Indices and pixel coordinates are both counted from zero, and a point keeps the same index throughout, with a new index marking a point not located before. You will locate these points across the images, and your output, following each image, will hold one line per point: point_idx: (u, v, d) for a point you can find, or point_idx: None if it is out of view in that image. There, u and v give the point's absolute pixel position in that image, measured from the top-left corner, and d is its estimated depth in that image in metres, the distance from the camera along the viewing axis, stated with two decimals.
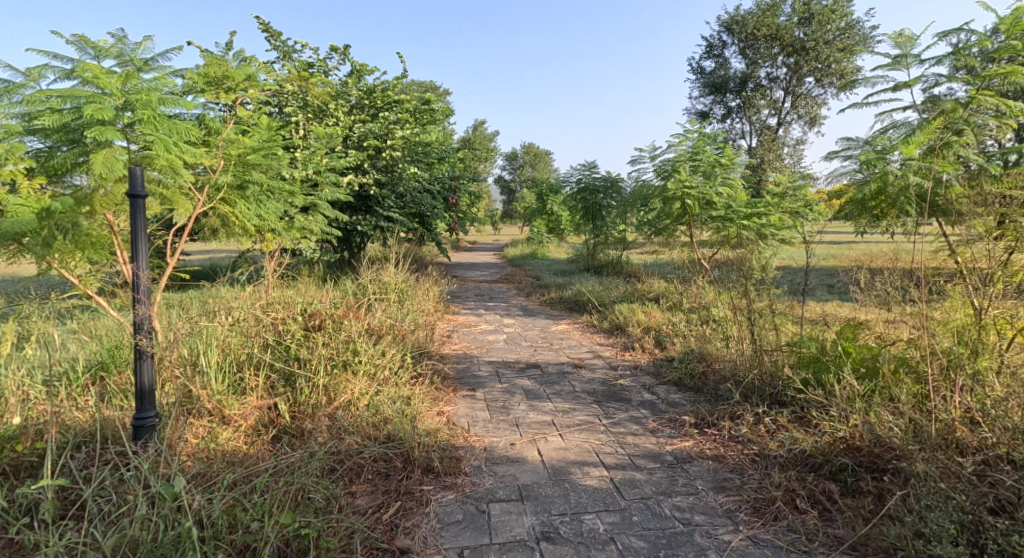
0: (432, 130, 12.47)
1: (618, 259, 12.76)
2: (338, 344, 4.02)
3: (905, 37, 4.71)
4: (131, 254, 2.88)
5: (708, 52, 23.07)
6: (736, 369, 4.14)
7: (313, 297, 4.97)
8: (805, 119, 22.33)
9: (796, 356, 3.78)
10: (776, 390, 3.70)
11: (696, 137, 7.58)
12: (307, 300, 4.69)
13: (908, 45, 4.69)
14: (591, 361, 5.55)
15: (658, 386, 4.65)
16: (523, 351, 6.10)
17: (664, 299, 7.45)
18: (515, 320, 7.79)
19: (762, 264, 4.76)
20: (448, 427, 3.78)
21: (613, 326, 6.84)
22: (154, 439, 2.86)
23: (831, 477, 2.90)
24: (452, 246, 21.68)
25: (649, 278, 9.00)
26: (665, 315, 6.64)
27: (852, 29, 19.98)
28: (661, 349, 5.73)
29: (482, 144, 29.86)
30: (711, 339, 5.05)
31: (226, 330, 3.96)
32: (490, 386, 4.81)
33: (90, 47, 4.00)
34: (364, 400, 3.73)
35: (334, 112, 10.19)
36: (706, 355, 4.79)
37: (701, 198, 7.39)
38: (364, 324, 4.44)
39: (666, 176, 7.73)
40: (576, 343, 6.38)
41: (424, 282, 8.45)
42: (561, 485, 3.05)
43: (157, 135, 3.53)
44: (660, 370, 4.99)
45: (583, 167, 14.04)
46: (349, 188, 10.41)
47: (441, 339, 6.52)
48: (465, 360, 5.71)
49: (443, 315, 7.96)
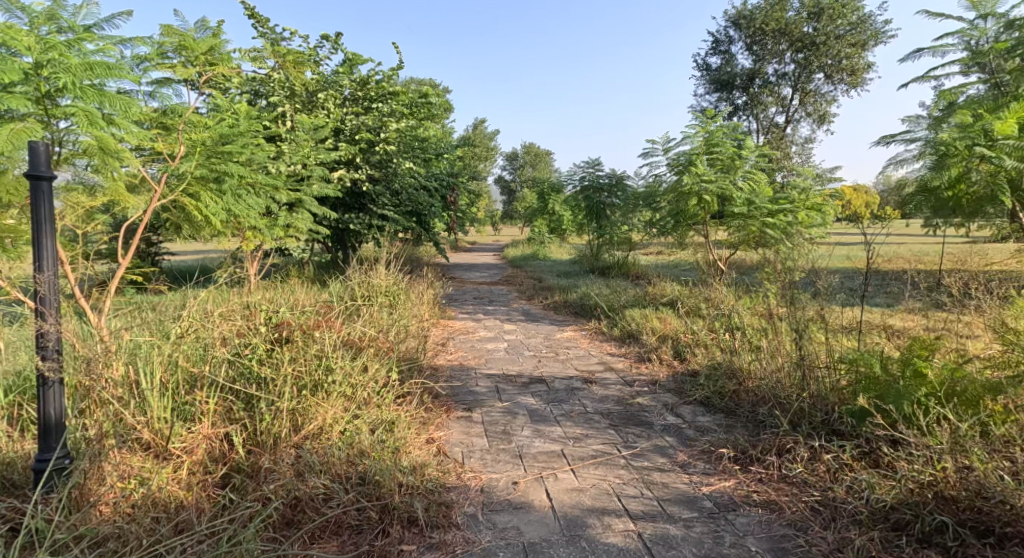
0: (429, 124, 11.86)
1: (624, 260, 12.16)
2: (310, 359, 3.41)
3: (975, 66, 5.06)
4: (33, 255, 2.29)
5: (713, 48, 22.47)
6: (777, 389, 3.53)
7: (286, 303, 4.35)
8: (813, 117, 21.77)
9: (854, 377, 3.17)
10: (829, 417, 3.09)
11: (713, 128, 6.96)
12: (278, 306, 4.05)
13: None
14: (602, 375, 4.95)
15: (681, 407, 4.03)
16: (525, 362, 5.48)
17: (679, 305, 6.84)
18: (517, 326, 7.18)
19: (801, 266, 4.15)
20: (438, 461, 3.17)
21: (624, 334, 6.22)
22: (59, 486, 2.34)
23: (923, 539, 2.30)
24: (451, 246, 21.11)
25: (660, 281, 8.39)
26: (683, 323, 6.03)
27: (864, 24, 19.36)
28: (681, 362, 5.12)
29: (482, 142, 29.25)
30: (741, 352, 4.43)
31: (175, 342, 3.33)
32: (489, 406, 4.19)
33: (19, 9, 3.33)
34: (337, 430, 3.14)
35: (323, 103, 9.57)
36: (737, 371, 4.17)
37: (720, 193, 6.76)
38: (342, 333, 3.83)
39: (681, 170, 7.11)
40: (584, 353, 5.77)
41: (418, 285, 7.85)
42: (578, 545, 2.45)
43: (82, 108, 3.04)
44: (683, 387, 4.38)
45: (587, 165, 13.44)
46: (341, 183, 9.80)
47: (435, 349, 5.90)
48: (461, 373, 5.10)
49: (439, 320, 7.34)
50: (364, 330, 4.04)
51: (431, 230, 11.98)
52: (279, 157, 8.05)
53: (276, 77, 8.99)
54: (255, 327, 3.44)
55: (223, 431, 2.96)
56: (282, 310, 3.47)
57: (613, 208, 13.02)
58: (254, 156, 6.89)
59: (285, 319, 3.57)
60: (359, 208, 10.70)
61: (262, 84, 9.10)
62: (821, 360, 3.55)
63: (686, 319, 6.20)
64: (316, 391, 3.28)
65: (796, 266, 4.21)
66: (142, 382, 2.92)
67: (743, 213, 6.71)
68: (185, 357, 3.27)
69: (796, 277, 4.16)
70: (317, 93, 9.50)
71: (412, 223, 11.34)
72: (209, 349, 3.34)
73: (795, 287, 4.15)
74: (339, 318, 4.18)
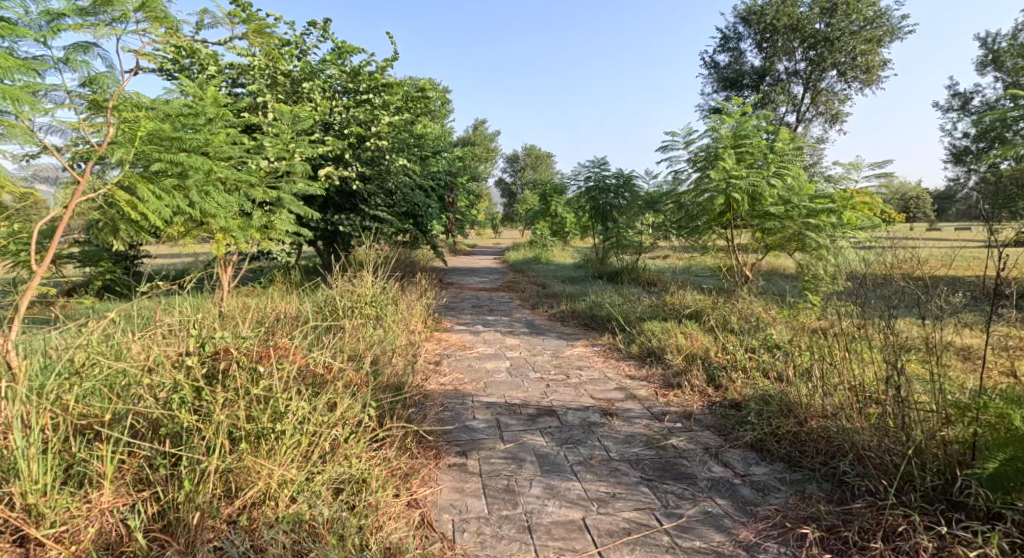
0: (426, 119, 11.03)
1: (634, 265, 11.39)
2: (254, 399, 2.56)
3: (854, 162, 5.62)
4: None
5: (721, 45, 21.71)
6: (861, 439, 2.77)
7: (240, 323, 3.54)
8: (825, 117, 21.00)
9: (979, 433, 2.47)
10: (946, 483, 2.50)
11: (742, 118, 6.16)
12: (230, 330, 3.20)
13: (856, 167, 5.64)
14: (624, 405, 4.17)
15: (727, 452, 3.25)
16: (531, 386, 4.70)
17: (704, 318, 6.06)
18: (520, 341, 6.39)
19: (875, 278, 3.36)
20: (421, 543, 2.44)
21: (643, 353, 5.43)
22: None
23: None
24: (450, 249, 20.31)
25: (678, 290, 7.58)
26: (712, 341, 5.24)
27: (880, 19, 18.54)
28: (715, 389, 4.33)
29: (482, 143, 28.41)
30: (795, 382, 3.65)
31: (80, 378, 2.50)
32: (489, 448, 3.41)
33: None
34: (286, 500, 2.38)
35: (309, 93, 8.76)
36: (796, 408, 3.39)
37: (750, 191, 5.94)
38: (304, 361, 3.00)
39: (704, 165, 6.30)
40: (599, 375, 4.99)
41: (410, 294, 7.07)
42: None
43: None
44: (725, 425, 3.60)
45: (594, 164, 12.64)
46: (328, 181, 9.02)
47: (426, 371, 5.11)
48: (456, 402, 4.32)
49: (432, 334, 6.55)
50: (332, 355, 3.25)
51: (428, 233, 11.19)
52: (258, 151, 7.28)
53: (256, 63, 8.26)
54: (187, 357, 2.59)
55: (123, 509, 2.20)
56: (224, 337, 2.61)
57: (621, 210, 12.21)
58: (224, 145, 6.13)
59: (226, 345, 2.68)
60: (349, 208, 9.92)
61: (240, 71, 8.35)
62: (922, 404, 2.78)
63: (715, 336, 5.41)
64: (262, 446, 2.48)
65: (868, 277, 3.41)
66: (12, 443, 2.14)
67: (776, 215, 5.92)
68: (84, 397, 2.46)
69: (867, 290, 3.37)
70: (301, 82, 8.72)
71: (407, 226, 10.59)
72: (120, 384, 2.52)
73: (867, 303, 3.35)
74: (303, 341, 3.37)
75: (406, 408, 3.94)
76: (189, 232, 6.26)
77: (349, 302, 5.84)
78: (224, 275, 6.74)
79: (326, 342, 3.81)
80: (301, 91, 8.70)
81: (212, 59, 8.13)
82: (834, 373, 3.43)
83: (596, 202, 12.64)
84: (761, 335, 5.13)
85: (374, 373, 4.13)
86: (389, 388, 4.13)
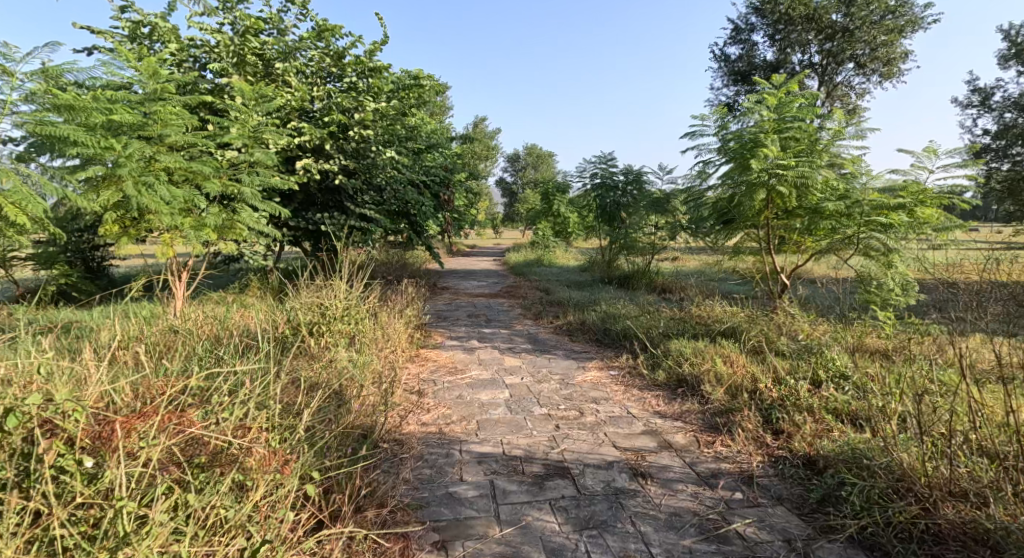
0: (418, 108, 10.03)
1: (646, 269, 10.39)
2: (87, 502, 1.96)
3: (930, 150, 4.63)
4: None
5: (731, 37, 20.65)
6: None
7: (159, 391, 2.72)
8: (840, 113, 19.93)
9: None
10: None
11: (782, 95, 5.19)
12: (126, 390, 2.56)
13: (933, 157, 4.65)
14: (658, 459, 3.20)
15: (821, 549, 2.40)
16: (537, 428, 3.73)
17: (741, 337, 5.08)
18: (522, 361, 5.39)
19: None
20: None
21: (672, 382, 4.46)
22: None
23: None
24: (447, 252, 19.30)
25: (704, 301, 6.56)
26: (757, 367, 4.27)
27: (903, 8, 17.43)
28: (774, 435, 3.35)
29: (482, 139, 27.27)
30: (902, 441, 2.73)
31: None
32: (484, 539, 2.49)
33: None
34: None
35: (284, 76, 7.79)
36: (916, 481, 2.49)
37: (797, 183, 4.97)
38: (197, 427, 2.23)
39: (737, 152, 5.30)
40: (621, 411, 4.01)
41: (394, 305, 6.09)
42: None
43: None
44: (804, 498, 2.69)
45: (600, 160, 11.64)
46: (307, 174, 8.14)
47: (406, 405, 4.14)
48: (441, 453, 3.37)
49: (418, 352, 5.57)
50: (251, 409, 2.44)
51: (423, 234, 10.19)
52: (218, 137, 6.30)
53: (222, 39, 7.32)
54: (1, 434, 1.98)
55: None
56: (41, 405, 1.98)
57: (630, 209, 11.20)
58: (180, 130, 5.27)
59: (58, 415, 2.05)
60: (332, 206, 8.94)
61: (204, 49, 7.38)
62: None
63: (758, 361, 4.45)
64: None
65: None
66: None
67: (830, 213, 4.91)
68: None
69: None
70: (275, 62, 7.72)
71: (398, 225, 9.63)
72: None
73: None
74: (219, 395, 2.63)
75: (370, 470, 3.00)
76: (132, 233, 5.34)
77: (314, 317, 4.91)
78: (178, 289, 5.85)
79: (261, 386, 2.86)
80: (276, 72, 7.74)
81: (173, 34, 7.11)
82: (972, 440, 2.57)
83: (603, 201, 11.60)
84: (818, 360, 4.15)
85: (327, 419, 3.21)
86: (348, 439, 3.19)
